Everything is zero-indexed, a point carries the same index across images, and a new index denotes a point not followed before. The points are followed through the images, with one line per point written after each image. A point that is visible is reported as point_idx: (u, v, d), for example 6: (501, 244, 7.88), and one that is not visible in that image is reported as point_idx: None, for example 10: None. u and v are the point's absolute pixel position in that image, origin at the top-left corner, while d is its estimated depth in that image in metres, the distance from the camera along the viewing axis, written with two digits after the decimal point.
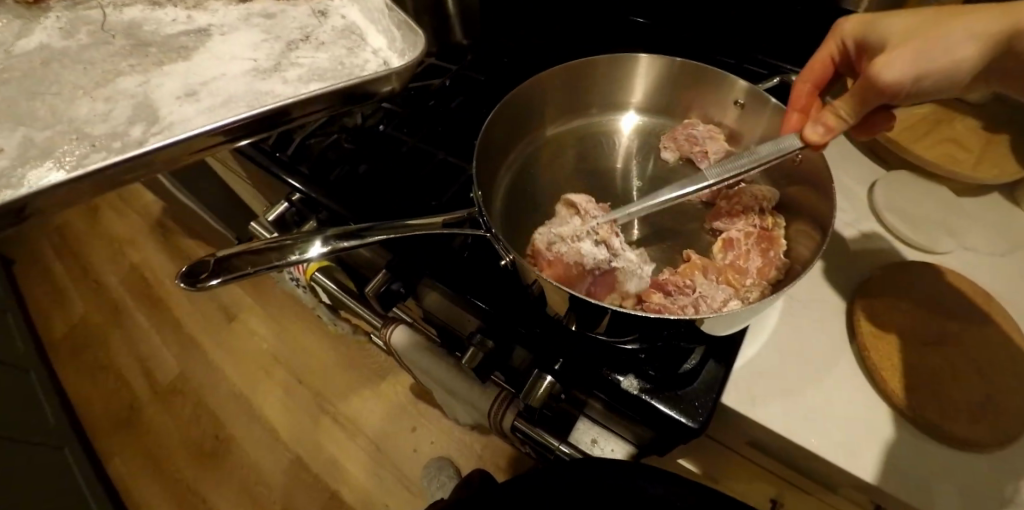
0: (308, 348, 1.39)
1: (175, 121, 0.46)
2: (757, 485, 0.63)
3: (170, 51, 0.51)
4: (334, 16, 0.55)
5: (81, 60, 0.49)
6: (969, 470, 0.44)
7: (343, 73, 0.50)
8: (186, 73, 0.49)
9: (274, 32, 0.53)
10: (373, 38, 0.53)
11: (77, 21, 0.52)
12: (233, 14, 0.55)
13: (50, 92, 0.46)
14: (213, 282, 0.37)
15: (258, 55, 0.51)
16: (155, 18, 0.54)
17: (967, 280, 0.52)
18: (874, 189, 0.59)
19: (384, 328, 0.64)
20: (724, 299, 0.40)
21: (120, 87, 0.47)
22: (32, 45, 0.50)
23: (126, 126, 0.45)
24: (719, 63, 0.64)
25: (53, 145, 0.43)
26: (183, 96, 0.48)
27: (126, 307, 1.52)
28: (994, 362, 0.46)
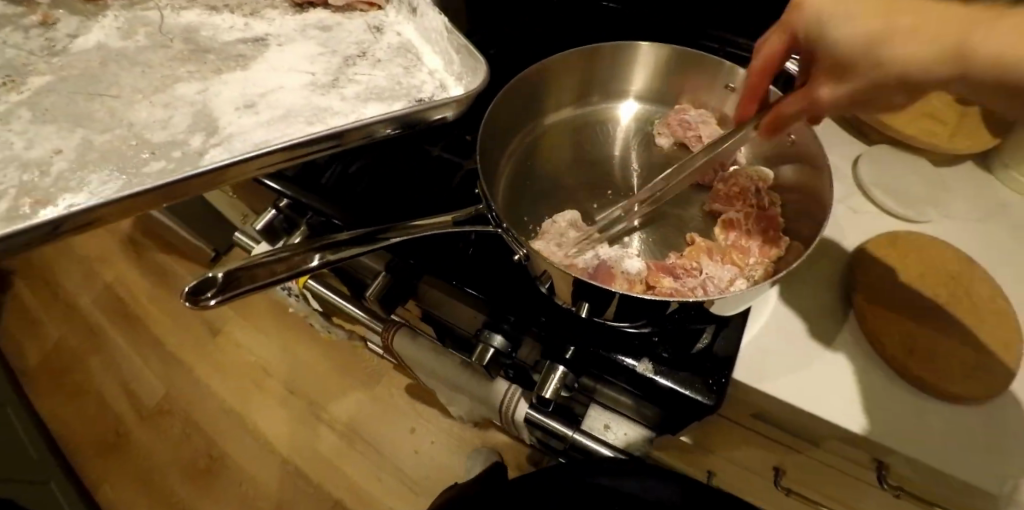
0: (299, 357, 1.37)
1: (234, 134, 0.47)
2: (760, 451, 0.65)
3: (227, 59, 0.53)
4: (390, 32, 0.56)
5: (139, 62, 0.52)
6: (962, 424, 0.46)
7: (402, 95, 0.51)
8: (244, 83, 0.51)
9: (330, 47, 0.55)
10: (430, 57, 0.53)
11: (136, 21, 0.55)
12: (291, 27, 0.57)
13: (108, 92, 0.48)
14: (225, 297, 0.34)
15: (315, 70, 0.53)
16: (211, 24, 0.56)
17: (950, 247, 0.54)
18: (859, 163, 0.61)
19: (385, 332, 0.63)
20: (730, 279, 0.41)
21: (177, 93, 0.49)
22: (90, 43, 0.52)
23: (185, 135, 0.46)
24: (703, 48, 0.66)
25: (113, 150, 0.44)
26: (241, 107, 0.49)
27: (104, 328, 1.47)
28: (979, 323, 0.49)
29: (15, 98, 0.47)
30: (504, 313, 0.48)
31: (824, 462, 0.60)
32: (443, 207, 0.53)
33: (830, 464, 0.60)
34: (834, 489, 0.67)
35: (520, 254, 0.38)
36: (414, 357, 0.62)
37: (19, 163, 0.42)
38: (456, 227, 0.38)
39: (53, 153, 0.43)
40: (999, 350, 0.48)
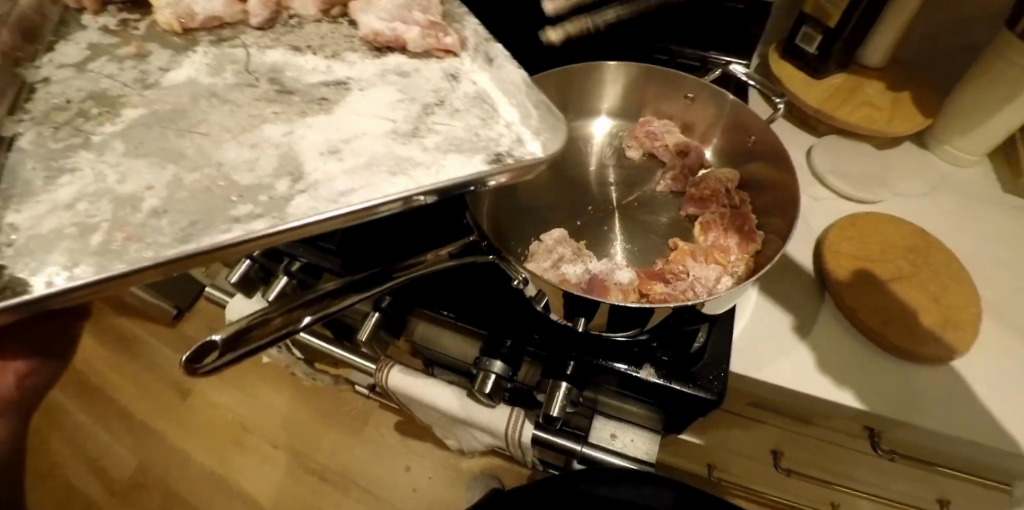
0: (280, 408, 1.31)
1: (320, 181, 0.36)
2: (756, 436, 0.67)
3: (312, 102, 0.41)
4: (466, 81, 0.43)
5: (228, 100, 0.40)
6: (938, 384, 0.50)
7: (479, 149, 0.38)
8: (330, 127, 0.39)
9: (410, 92, 0.42)
10: (506, 108, 0.41)
11: (224, 57, 0.42)
12: (372, 69, 0.43)
13: (198, 129, 0.38)
14: (227, 362, 0.33)
15: (398, 117, 0.40)
16: (297, 64, 0.43)
17: (903, 223, 0.59)
18: (812, 153, 0.65)
19: (379, 371, 0.62)
20: (716, 277, 0.43)
21: (266, 134, 0.38)
22: (183, 77, 0.41)
23: (271, 179, 0.35)
24: (655, 61, 0.71)
25: (202, 194, 0.34)
26: (324, 153, 0.37)
27: (58, 405, 1.35)
28: (942, 288, 0.54)
29: (109, 129, 0.37)
30: (502, 338, 0.49)
31: (820, 438, 0.63)
32: (431, 242, 0.53)
33: (823, 439, 0.63)
34: (830, 463, 0.70)
35: (518, 280, 0.39)
36: (413, 393, 0.62)
37: (110, 198, 0.33)
38: (454, 263, 0.39)
39: (145, 190, 0.34)
40: (961, 311, 0.52)
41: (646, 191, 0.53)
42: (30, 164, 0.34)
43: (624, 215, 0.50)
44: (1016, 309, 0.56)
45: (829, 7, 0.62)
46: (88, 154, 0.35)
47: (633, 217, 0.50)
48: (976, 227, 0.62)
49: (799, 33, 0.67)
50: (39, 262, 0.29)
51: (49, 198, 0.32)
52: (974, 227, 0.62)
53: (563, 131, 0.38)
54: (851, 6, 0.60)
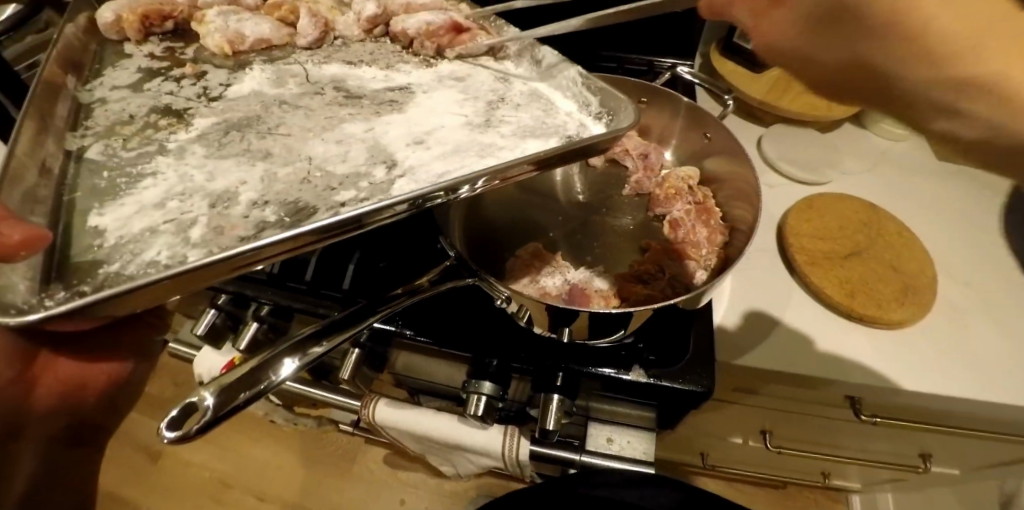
0: (252, 455, 1.15)
1: (414, 166, 0.42)
2: (746, 418, 0.69)
3: (383, 104, 0.48)
4: (516, 82, 0.51)
5: (300, 106, 0.47)
6: (910, 344, 0.53)
7: (551, 133, 0.45)
8: (407, 122, 0.46)
9: (471, 92, 0.49)
10: (562, 101, 0.48)
11: (283, 72, 0.50)
12: (428, 76, 0.51)
13: (278, 131, 0.45)
14: (207, 426, 0.31)
15: (466, 111, 0.47)
16: (356, 75, 0.51)
17: (854, 199, 0.62)
18: (762, 142, 0.68)
19: (364, 408, 0.61)
20: (691, 271, 0.45)
21: (349, 131, 0.45)
22: (246, 90, 0.48)
23: (367, 168, 0.42)
24: (603, 69, 0.71)
25: (297, 184, 0.41)
26: (411, 143, 0.44)
27: None
28: (898, 254, 0.57)
29: (184, 136, 0.44)
30: (488, 358, 0.47)
31: (806, 413, 0.64)
32: (408, 270, 0.53)
33: (810, 414, 0.64)
34: (816, 434, 0.72)
35: (501, 299, 0.39)
36: (401, 426, 0.61)
37: (203, 194, 0.39)
38: (434, 289, 0.39)
39: (237, 185, 0.40)
40: (917, 274, 0.56)
41: (614, 195, 0.54)
42: (108, 172, 0.40)
43: (595, 222, 0.51)
44: (966, 268, 0.60)
45: None
46: (167, 159, 0.42)
47: (603, 224, 0.51)
48: (920, 195, 0.66)
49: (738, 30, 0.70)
50: (137, 256, 0.35)
51: (134, 200, 0.39)
52: (918, 195, 0.66)
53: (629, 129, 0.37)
54: None
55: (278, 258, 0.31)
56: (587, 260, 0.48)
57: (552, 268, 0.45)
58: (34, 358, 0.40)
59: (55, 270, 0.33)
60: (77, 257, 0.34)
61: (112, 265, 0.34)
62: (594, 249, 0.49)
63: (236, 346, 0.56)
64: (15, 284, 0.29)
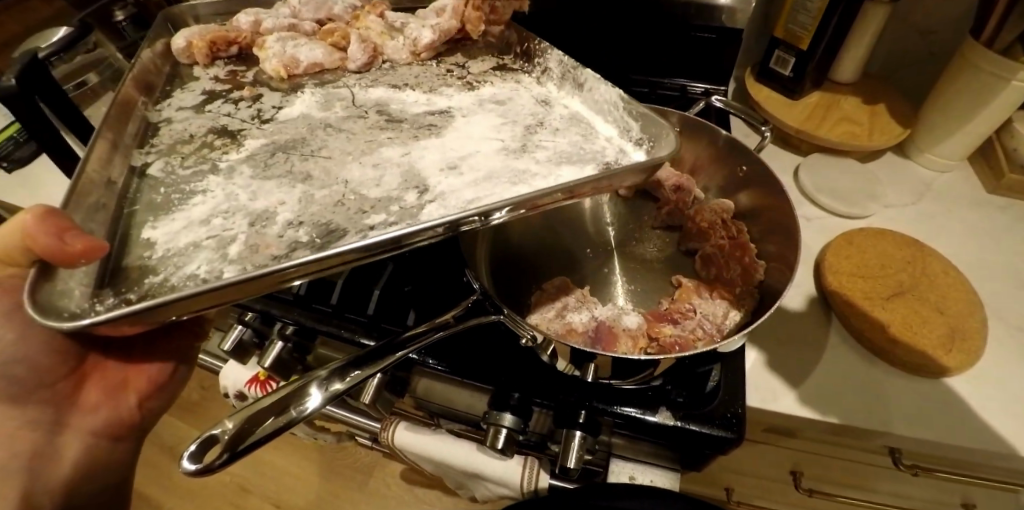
0: (272, 463, 1.15)
1: (445, 193, 0.42)
2: (777, 458, 0.66)
3: (421, 128, 0.48)
4: (558, 105, 0.50)
5: (342, 130, 0.47)
6: (952, 396, 0.50)
7: (588, 160, 0.45)
8: (443, 148, 0.46)
9: (510, 116, 0.49)
10: (602, 126, 0.48)
11: (331, 95, 0.51)
12: (469, 99, 0.51)
13: (320, 153, 0.45)
14: (227, 458, 0.31)
15: (503, 136, 0.47)
16: (398, 98, 0.51)
17: (898, 235, 0.59)
18: (799, 174, 0.66)
19: (383, 430, 0.62)
20: (724, 312, 0.44)
21: (385, 154, 0.45)
22: (295, 113, 0.49)
23: (400, 192, 0.42)
24: (635, 93, 0.71)
25: (332, 207, 0.41)
26: (445, 169, 0.44)
27: None
28: (944, 295, 0.54)
29: (235, 156, 0.45)
30: (509, 391, 0.46)
31: (842, 457, 0.61)
32: (436, 295, 0.52)
33: (843, 458, 0.61)
34: (852, 478, 0.68)
35: (526, 337, 0.38)
36: (417, 450, 0.61)
37: (245, 213, 0.40)
38: (458, 326, 0.39)
39: (277, 205, 0.41)
40: (963, 318, 0.53)
41: (642, 227, 0.53)
42: (165, 188, 0.42)
43: (623, 253, 0.51)
44: (1018, 310, 0.56)
45: (797, 29, 0.63)
46: (217, 179, 0.43)
47: (631, 258, 0.50)
48: (965, 230, 0.63)
49: (773, 57, 0.68)
50: (180, 268, 0.36)
51: (183, 216, 0.39)
52: (963, 230, 0.63)
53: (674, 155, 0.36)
54: (821, 25, 0.61)
55: (308, 276, 0.32)
56: (617, 298, 0.47)
57: (585, 306, 0.44)
58: (84, 359, 0.45)
59: (108, 278, 0.35)
60: (127, 266, 0.36)
61: (156, 277, 0.35)
62: (622, 285, 0.48)
63: (262, 363, 0.56)
64: (69, 291, 0.32)
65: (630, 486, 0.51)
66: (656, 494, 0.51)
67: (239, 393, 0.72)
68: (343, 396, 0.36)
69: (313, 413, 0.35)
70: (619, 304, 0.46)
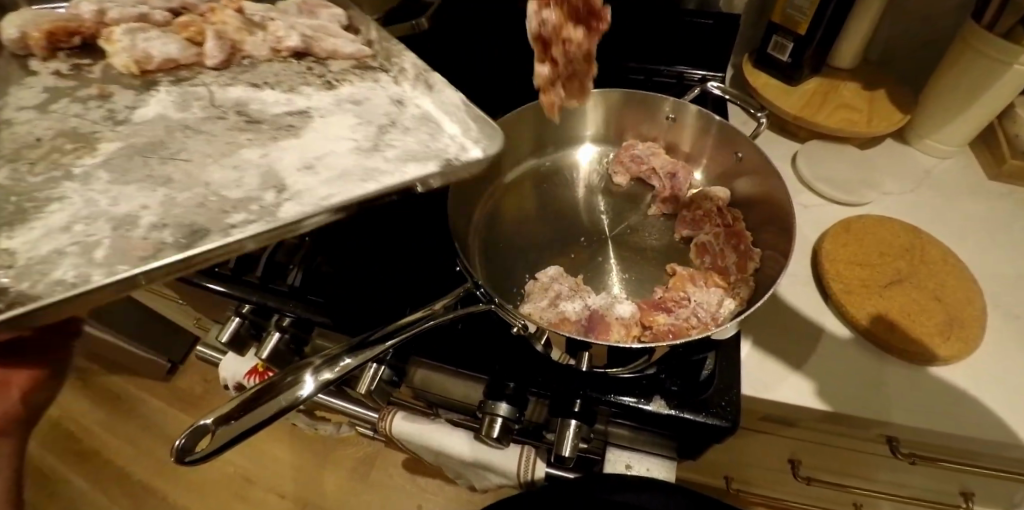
0: (275, 454, 1.16)
1: (303, 191, 0.42)
2: (775, 447, 0.66)
3: (280, 129, 0.47)
4: (411, 105, 0.52)
5: (201, 131, 0.46)
6: (950, 383, 0.50)
7: (431, 157, 0.45)
8: (303, 148, 0.46)
9: (366, 117, 0.50)
10: (448, 125, 0.49)
11: (188, 95, 0.49)
12: (327, 99, 0.51)
13: (179, 156, 0.44)
14: (216, 452, 0.32)
15: (357, 136, 0.47)
16: (259, 98, 0.50)
17: (897, 223, 0.59)
18: (797, 161, 0.66)
19: (382, 420, 0.62)
20: (719, 301, 0.43)
21: (245, 156, 0.44)
22: (151, 113, 0.47)
23: (259, 191, 0.41)
24: (631, 81, 0.71)
25: (193, 209, 0.39)
26: (302, 168, 0.44)
27: (49, 465, 1.17)
28: (944, 284, 0.54)
29: (89, 161, 0.42)
30: (505, 381, 0.46)
31: (839, 445, 0.61)
32: (424, 285, 0.52)
33: (841, 447, 0.61)
34: (847, 467, 0.69)
35: (517, 327, 0.38)
36: (415, 439, 0.61)
37: (107, 218, 0.38)
38: (450, 315, 0.39)
39: (139, 209, 0.39)
40: (962, 305, 0.52)
41: (637, 215, 0.53)
42: (15, 196, 0.39)
43: (617, 241, 0.50)
44: (1018, 296, 0.56)
45: (795, 13, 0.62)
46: (74, 185, 0.40)
47: (626, 246, 0.50)
48: (967, 218, 0.62)
49: (771, 42, 0.67)
50: (44, 278, 0.33)
51: (42, 224, 0.37)
52: (964, 217, 0.63)
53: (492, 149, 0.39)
54: (820, 10, 0.60)
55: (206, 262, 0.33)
56: (610, 288, 0.47)
57: (580, 297, 0.44)
58: None
59: None
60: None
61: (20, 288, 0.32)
62: (616, 275, 0.48)
63: (259, 355, 0.56)
64: None
65: (627, 479, 0.51)
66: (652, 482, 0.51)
67: (239, 385, 0.72)
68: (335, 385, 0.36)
69: (307, 401, 0.35)
70: (614, 294, 0.46)
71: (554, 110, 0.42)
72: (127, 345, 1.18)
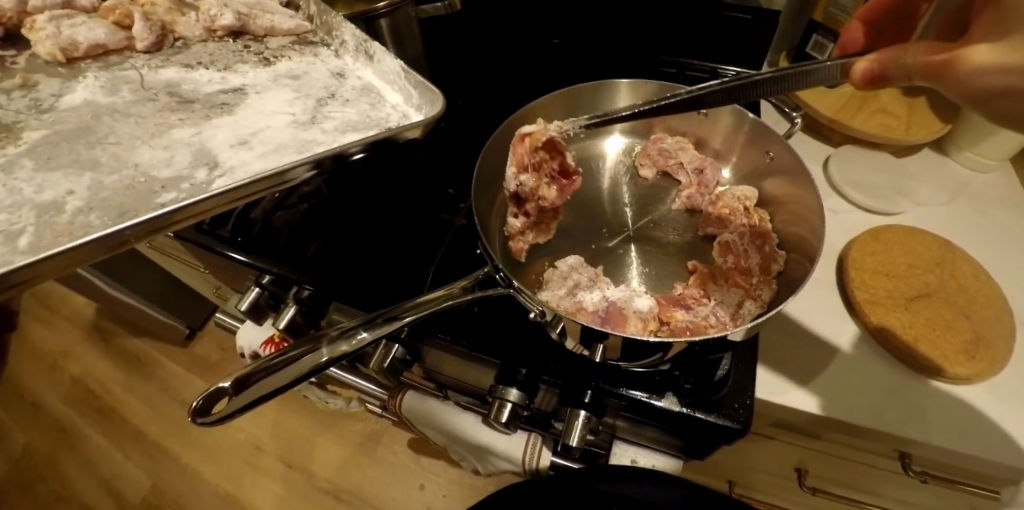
0: (285, 423, 1.18)
1: (235, 166, 0.44)
2: (783, 455, 0.65)
3: (213, 107, 0.49)
4: (352, 76, 0.54)
5: (130, 114, 0.47)
6: (973, 403, 0.48)
7: (372, 127, 0.49)
8: (236, 125, 0.48)
9: (303, 90, 0.52)
10: (391, 95, 0.52)
11: (117, 79, 0.50)
12: (264, 76, 0.53)
13: (106, 140, 0.44)
14: (236, 416, 0.33)
15: (294, 110, 0.50)
16: (191, 78, 0.51)
17: (930, 235, 0.57)
18: (828, 165, 0.64)
19: (393, 397, 0.64)
20: (739, 302, 0.43)
21: (177, 136, 0.46)
22: (77, 100, 0.47)
23: (190, 170, 0.43)
24: (663, 74, 0.69)
25: (122, 192, 0.40)
26: (235, 145, 0.46)
27: (71, 420, 1.21)
28: (975, 301, 0.52)
29: (13, 150, 0.42)
30: (517, 367, 0.46)
31: (850, 458, 0.60)
32: (442, 266, 0.52)
33: (851, 459, 0.61)
34: (856, 481, 0.68)
35: (535, 313, 0.38)
36: (427, 415, 0.63)
37: (31, 207, 0.38)
38: (466, 297, 0.39)
39: (65, 195, 0.39)
40: (991, 324, 0.51)
41: (661, 209, 0.52)
42: None
43: (639, 234, 0.50)
44: None
45: (839, 13, 0.60)
46: None
47: (648, 240, 0.49)
48: (1002, 235, 0.60)
49: (810, 41, 0.65)
50: None
51: None
52: (1001, 232, 0.60)
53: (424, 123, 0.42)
54: None
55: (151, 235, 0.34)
56: (628, 281, 0.46)
57: (598, 288, 0.44)
58: None
59: None
60: None
61: None
62: (635, 269, 0.47)
63: (276, 325, 0.57)
64: None
65: (630, 471, 0.51)
66: (659, 478, 0.51)
67: (255, 354, 0.74)
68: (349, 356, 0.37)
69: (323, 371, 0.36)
70: (632, 287, 0.46)
71: (522, 254, 0.47)
72: (149, 309, 1.21)
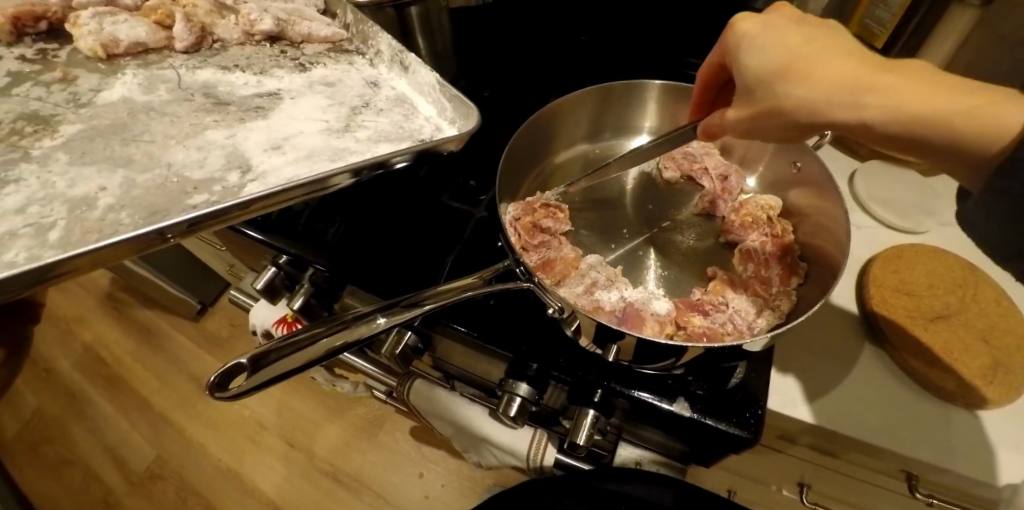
0: (290, 403, 1.20)
1: (266, 172, 0.44)
2: (787, 468, 0.65)
3: (248, 110, 0.49)
4: (386, 86, 0.54)
5: (166, 113, 0.47)
6: (987, 428, 0.48)
7: (405, 138, 0.49)
8: (269, 129, 0.48)
9: (338, 98, 0.52)
10: (424, 106, 0.52)
11: (154, 78, 0.51)
12: (299, 81, 0.53)
13: (141, 138, 0.45)
14: (253, 392, 0.33)
15: (329, 117, 0.50)
16: (227, 81, 0.52)
17: (954, 256, 0.56)
18: (854, 179, 0.64)
19: (402, 385, 0.64)
20: (758, 310, 0.43)
21: (210, 137, 0.46)
22: (115, 96, 0.48)
23: (223, 173, 0.44)
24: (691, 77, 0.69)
25: (153, 191, 0.41)
26: (268, 149, 0.46)
27: (82, 387, 1.24)
28: (994, 325, 0.51)
29: (49, 143, 0.43)
30: (528, 362, 0.46)
31: (855, 475, 0.59)
32: (463, 259, 0.52)
33: (856, 477, 0.60)
34: (859, 500, 0.67)
35: (553, 308, 0.38)
36: (433, 406, 0.63)
37: (62, 201, 0.39)
38: (484, 290, 0.39)
39: (97, 191, 0.40)
40: (1011, 350, 0.50)
41: (682, 213, 0.52)
42: None
43: (660, 236, 0.50)
44: None
45: None
46: (31, 166, 0.41)
47: (668, 245, 0.49)
48: None
49: None
50: None
51: None
52: None
53: (457, 138, 0.42)
54: None
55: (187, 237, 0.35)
56: (646, 282, 0.46)
57: (616, 289, 0.44)
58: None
59: None
60: None
61: None
62: (652, 271, 0.47)
63: (291, 305, 0.57)
64: None
65: (635, 471, 0.51)
66: (663, 479, 0.51)
67: (267, 332, 0.74)
68: (364, 340, 0.37)
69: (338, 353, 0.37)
70: (649, 288, 0.46)
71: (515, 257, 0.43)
72: (167, 286, 1.23)
